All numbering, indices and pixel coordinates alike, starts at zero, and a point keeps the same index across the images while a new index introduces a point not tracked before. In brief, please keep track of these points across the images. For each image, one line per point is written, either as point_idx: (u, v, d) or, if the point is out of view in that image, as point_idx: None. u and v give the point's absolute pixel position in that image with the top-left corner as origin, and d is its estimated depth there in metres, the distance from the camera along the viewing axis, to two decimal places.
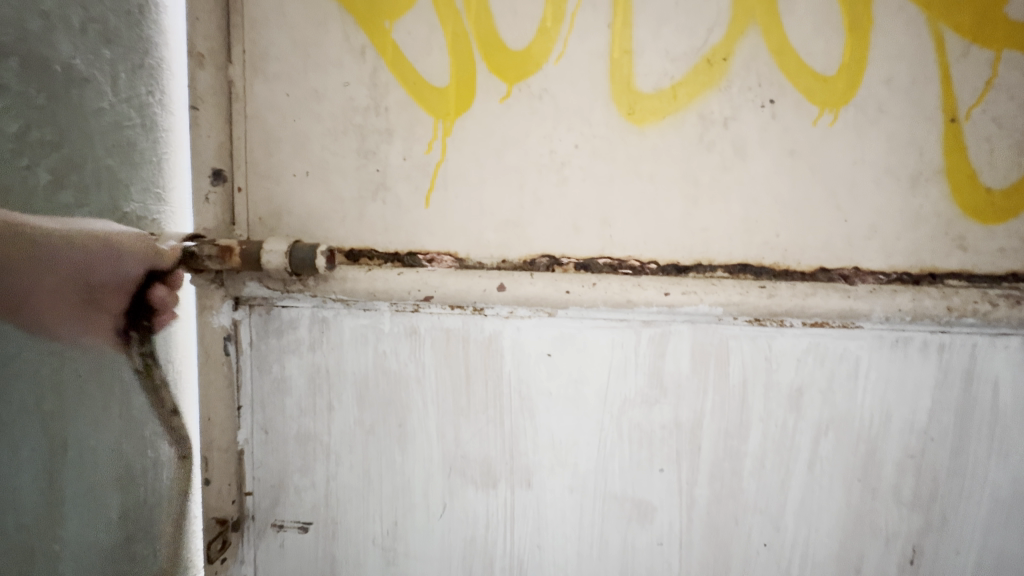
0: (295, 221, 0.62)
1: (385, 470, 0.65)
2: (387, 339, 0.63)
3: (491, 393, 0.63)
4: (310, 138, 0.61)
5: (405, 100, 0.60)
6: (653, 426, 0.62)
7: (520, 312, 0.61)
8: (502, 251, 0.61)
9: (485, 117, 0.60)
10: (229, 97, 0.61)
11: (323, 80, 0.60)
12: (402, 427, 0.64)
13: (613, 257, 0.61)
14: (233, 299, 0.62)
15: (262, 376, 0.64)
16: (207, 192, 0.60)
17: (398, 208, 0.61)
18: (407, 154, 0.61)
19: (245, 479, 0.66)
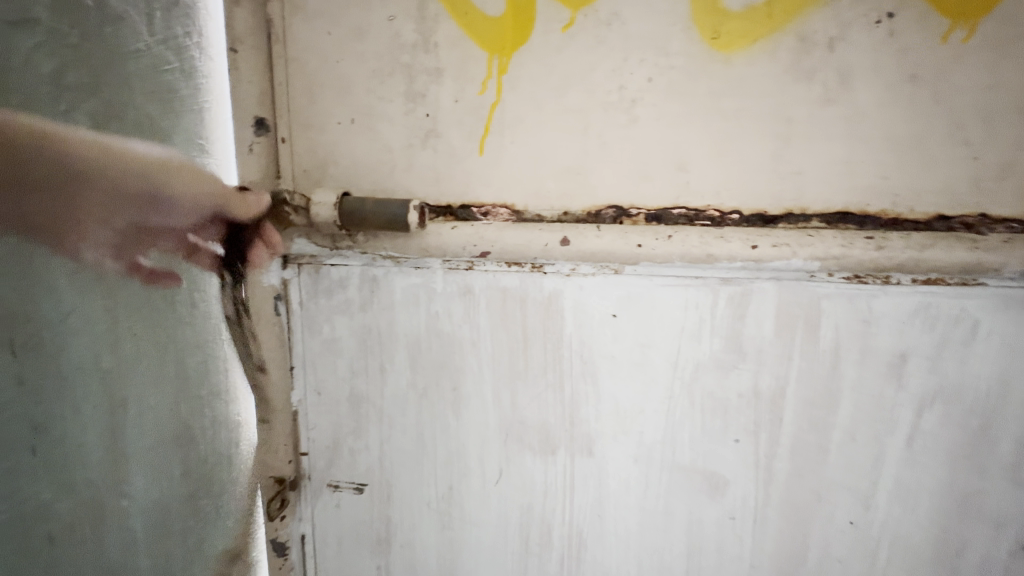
0: (340, 173, 0.58)
1: (439, 435, 0.63)
2: (439, 299, 0.59)
3: (550, 356, 0.59)
4: (354, 81, 0.56)
5: (455, 34, 0.54)
6: (729, 394, 0.56)
7: (583, 270, 0.56)
8: (563, 202, 0.56)
9: (545, 50, 0.53)
10: (268, 38, 0.56)
11: (366, 15, 0.55)
12: (456, 391, 0.61)
13: (689, 207, 0.54)
14: (281, 257, 0.59)
15: (312, 337, 0.62)
16: (251, 142, 0.57)
17: (450, 157, 0.56)
18: (458, 95, 0.55)
19: (300, 440, 0.65)
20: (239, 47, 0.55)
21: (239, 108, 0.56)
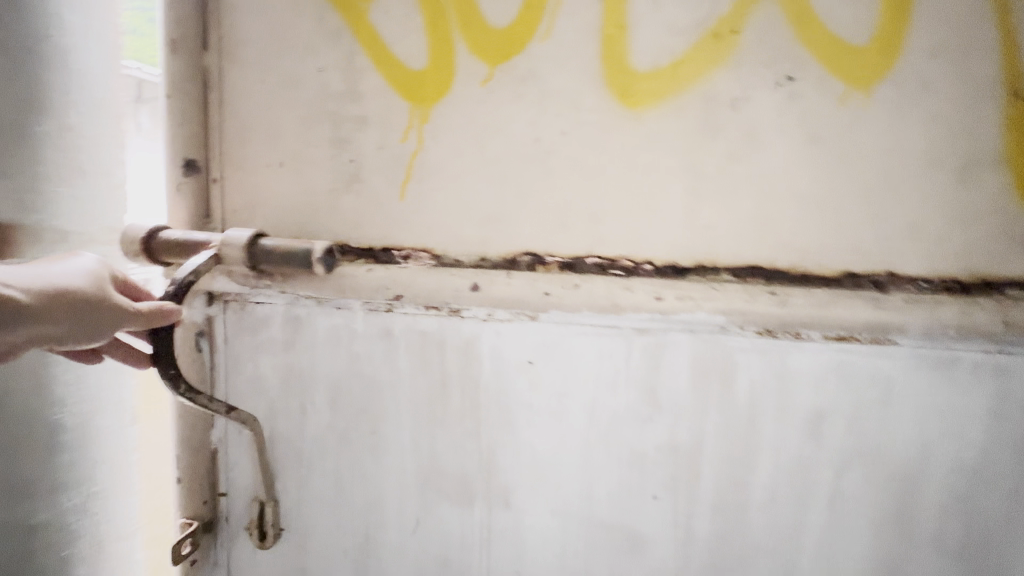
0: (267, 214, 0.59)
1: (357, 479, 0.61)
2: (360, 340, 0.59)
3: (467, 402, 0.58)
4: (283, 127, 0.58)
5: (380, 85, 0.56)
6: (646, 447, 0.55)
7: (499, 315, 0.56)
8: (481, 248, 0.56)
9: (464, 102, 0.55)
10: (204, 85, 0.59)
11: (299, 66, 0.57)
12: (375, 435, 0.60)
13: (602, 256, 0.54)
14: (206, 294, 0.61)
15: (234, 374, 0.62)
16: (178, 182, 0.58)
17: (372, 202, 0.58)
18: (382, 142, 0.57)
19: (218, 478, 0.64)
20: (171, 93, 0.57)
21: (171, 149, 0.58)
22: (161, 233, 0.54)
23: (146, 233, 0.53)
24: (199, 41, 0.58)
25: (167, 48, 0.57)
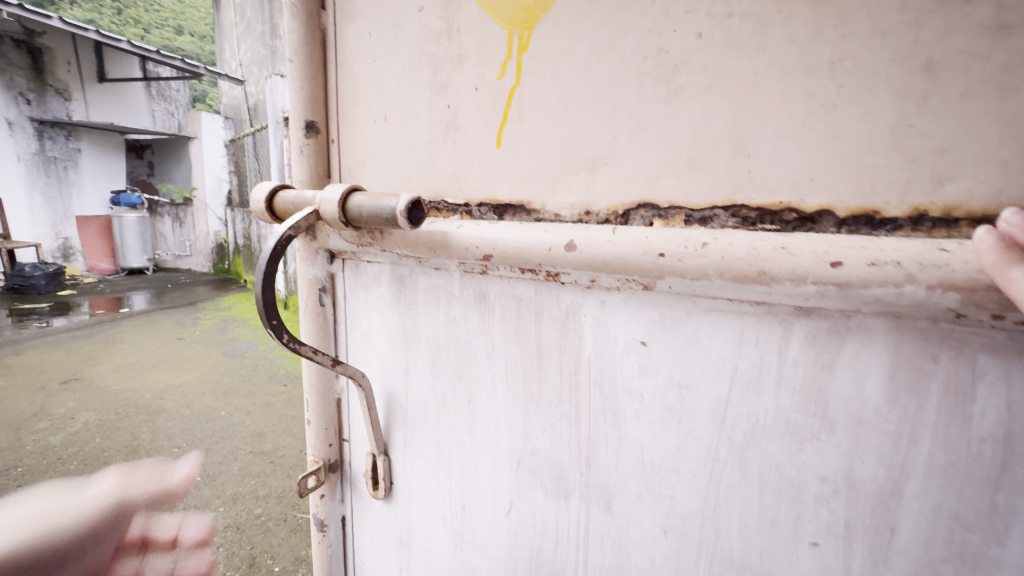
0: (375, 170, 0.58)
1: (454, 448, 0.58)
2: (457, 303, 0.55)
3: (564, 382, 0.49)
4: (388, 80, 0.55)
5: (478, 16, 0.48)
6: (805, 477, 0.39)
7: (604, 282, 0.45)
8: (585, 199, 0.45)
9: (567, 19, 0.43)
10: (323, 44, 0.59)
11: (401, 9, 0.53)
12: (470, 404, 0.56)
13: (748, 204, 0.38)
14: (328, 253, 0.64)
15: (353, 329, 0.65)
16: (302, 144, 0.61)
17: (469, 150, 0.50)
18: (478, 82, 0.48)
19: (344, 426, 0.69)
20: (293, 57, 0.60)
21: (297, 113, 0.61)
22: (282, 194, 0.58)
23: (269, 193, 0.57)
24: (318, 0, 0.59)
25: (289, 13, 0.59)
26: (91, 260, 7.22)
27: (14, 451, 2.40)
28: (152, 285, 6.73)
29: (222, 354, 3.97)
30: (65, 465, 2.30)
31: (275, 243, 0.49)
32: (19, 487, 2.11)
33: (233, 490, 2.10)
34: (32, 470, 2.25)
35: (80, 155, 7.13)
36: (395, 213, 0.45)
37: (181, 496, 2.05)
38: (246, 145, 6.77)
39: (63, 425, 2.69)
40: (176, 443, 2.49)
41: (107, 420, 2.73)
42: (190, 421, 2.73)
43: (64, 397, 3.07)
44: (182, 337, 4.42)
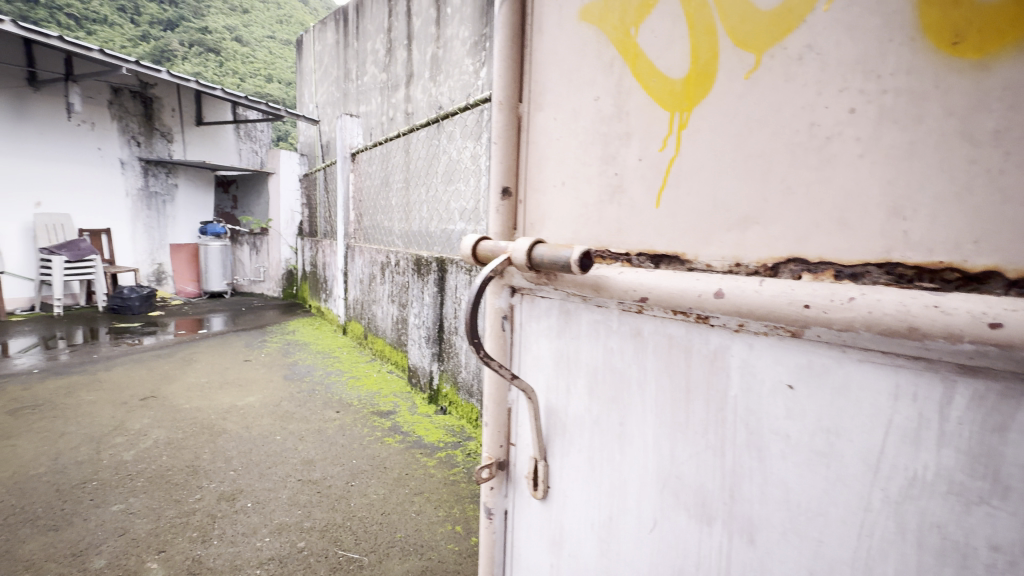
0: (553, 226, 0.70)
1: (605, 464, 0.65)
2: (614, 336, 0.63)
3: (711, 416, 0.55)
4: (567, 154, 0.67)
5: (645, 102, 0.58)
6: (970, 544, 0.41)
7: (752, 326, 0.51)
8: (736, 252, 0.52)
9: (725, 98, 0.51)
10: (518, 128, 0.74)
11: (580, 98, 0.65)
12: (622, 426, 0.63)
13: (906, 262, 0.43)
14: (510, 288, 0.76)
15: (525, 353, 0.75)
16: (498, 203, 0.75)
17: (631, 211, 0.60)
18: (643, 154, 0.58)
19: (511, 431, 0.80)
20: (497, 138, 0.75)
21: (496, 180, 0.75)
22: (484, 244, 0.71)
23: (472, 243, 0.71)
24: (516, 95, 0.74)
25: (495, 108, 0.75)
26: (178, 284, 7.93)
27: (92, 465, 2.65)
28: (228, 308, 7.32)
29: (283, 377, 4.25)
30: (133, 481, 2.51)
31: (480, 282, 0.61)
32: (91, 501, 2.32)
33: (280, 519, 2.23)
34: (105, 484, 2.48)
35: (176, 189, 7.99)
36: (569, 261, 0.55)
37: (232, 522, 2.20)
38: (318, 179, 7.35)
39: (136, 441, 2.96)
40: (232, 467, 2.68)
41: (173, 438, 3.00)
42: (246, 445, 2.94)
43: (141, 413, 3.38)
44: (250, 359, 4.78)
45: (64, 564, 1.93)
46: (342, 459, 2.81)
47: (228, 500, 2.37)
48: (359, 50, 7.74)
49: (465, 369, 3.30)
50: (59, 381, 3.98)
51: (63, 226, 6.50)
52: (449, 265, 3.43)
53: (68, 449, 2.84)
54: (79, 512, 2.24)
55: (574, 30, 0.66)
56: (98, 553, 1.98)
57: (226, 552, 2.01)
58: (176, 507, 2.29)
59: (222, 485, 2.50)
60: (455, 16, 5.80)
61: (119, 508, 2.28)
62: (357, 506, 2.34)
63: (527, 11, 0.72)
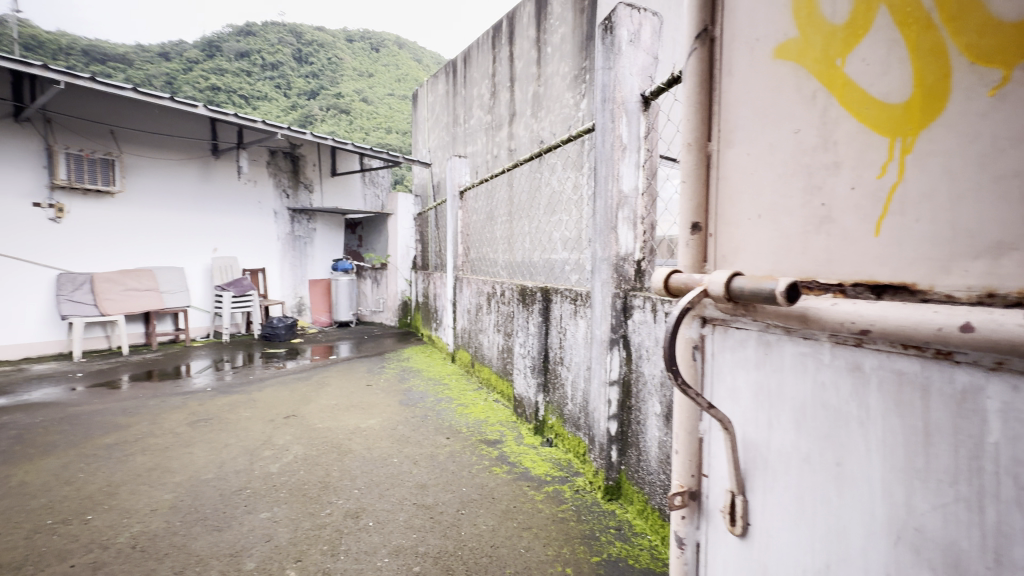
0: (747, 257, 0.77)
1: (821, 505, 0.67)
2: (827, 370, 0.65)
3: (961, 463, 0.52)
4: (765, 187, 0.74)
5: (857, 129, 0.62)
6: None
7: (1012, 364, 0.48)
8: (989, 282, 0.50)
9: (958, 119, 0.53)
10: (707, 165, 0.84)
11: (780, 132, 0.72)
12: (839, 466, 0.64)
13: None
14: (701, 319, 0.84)
15: (719, 382, 0.82)
16: (687, 238, 0.87)
17: (847, 238, 0.63)
18: (857, 182, 0.62)
19: (703, 463, 0.87)
20: (686, 177, 0.87)
21: (686, 217, 0.87)
22: (675, 277, 0.85)
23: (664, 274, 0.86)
24: (705, 134, 0.85)
25: (685, 148, 0.88)
26: (315, 313, 9.16)
27: (247, 474, 3.07)
28: (353, 336, 8.15)
29: (399, 402, 4.58)
30: (277, 492, 2.85)
31: (678, 313, 0.75)
32: (245, 507, 2.68)
33: (397, 541, 2.36)
34: (256, 492, 2.85)
35: (315, 232, 9.22)
36: (774, 292, 0.64)
37: (356, 539, 2.38)
38: (430, 216, 7.98)
39: (281, 455, 3.37)
40: (357, 485, 2.93)
41: (310, 454, 3.38)
42: (369, 465, 3.20)
43: (285, 430, 3.86)
44: (371, 384, 5.24)
45: (223, 562, 2.21)
46: (453, 486, 2.92)
47: (353, 518, 2.56)
48: (466, 96, 8.40)
49: (571, 401, 3.26)
50: (227, 398, 4.73)
51: (231, 267, 7.81)
52: (554, 294, 3.47)
53: (230, 458, 3.32)
54: (237, 516, 2.58)
55: (769, 67, 0.74)
56: (250, 556, 2.25)
57: (353, 567, 2.18)
58: (310, 520, 2.55)
59: (348, 502, 2.74)
60: (555, 54, 6.06)
61: (266, 515, 2.59)
62: (467, 535, 2.41)
63: (715, 58, 0.84)
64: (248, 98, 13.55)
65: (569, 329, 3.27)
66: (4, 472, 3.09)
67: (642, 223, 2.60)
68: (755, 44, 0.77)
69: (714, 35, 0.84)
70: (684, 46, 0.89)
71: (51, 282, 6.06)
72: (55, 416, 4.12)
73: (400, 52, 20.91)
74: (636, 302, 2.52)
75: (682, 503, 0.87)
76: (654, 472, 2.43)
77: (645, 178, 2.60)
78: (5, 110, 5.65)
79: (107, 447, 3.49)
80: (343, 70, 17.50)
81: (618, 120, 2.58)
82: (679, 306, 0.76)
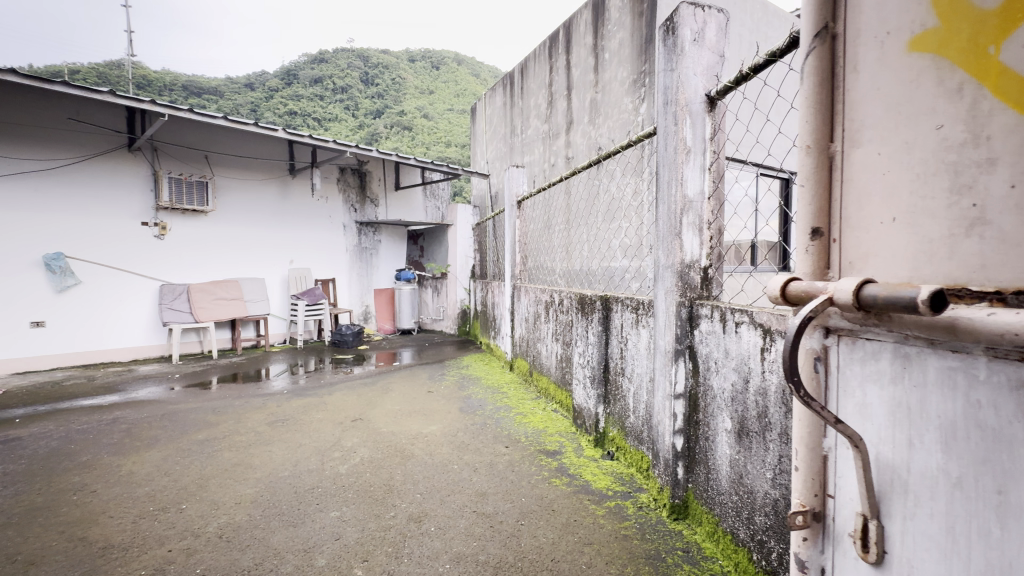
0: (879, 261, 0.85)
1: (976, 538, 0.73)
2: (979, 388, 0.72)
3: None
4: (901, 187, 0.82)
5: (1012, 122, 0.68)
6: None
7: None
8: None
9: None
10: (831, 166, 0.93)
11: (920, 128, 0.79)
12: (1000, 495, 0.70)
13: None
14: (825, 330, 0.93)
15: (848, 397, 0.91)
16: (807, 245, 0.96)
17: (1004, 238, 0.68)
18: (1015, 180, 0.68)
19: (828, 483, 0.97)
20: (804, 182, 0.97)
21: (807, 223, 0.96)
22: (793, 285, 0.95)
23: (781, 282, 0.95)
24: (828, 135, 0.94)
25: (804, 151, 0.97)
26: (379, 321, 9.56)
27: (319, 474, 3.23)
28: (415, 343, 8.43)
29: (459, 410, 4.64)
30: (346, 492, 2.97)
31: (801, 321, 0.82)
32: (317, 504, 2.82)
33: (458, 548, 2.37)
34: (326, 491, 2.99)
35: (380, 244, 9.66)
36: (915, 299, 0.69)
37: (418, 543, 2.42)
38: (488, 226, 8.10)
39: (349, 456, 3.52)
40: (419, 490, 2.98)
41: (377, 457, 3.50)
42: (430, 471, 3.25)
43: (352, 433, 4.02)
44: (432, 391, 5.35)
45: (296, 558, 2.31)
46: (513, 495, 2.90)
47: (412, 523, 2.59)
48: (523, 107, 8.48)
49: (633, 414, 3.14)
50: (301, 400, 5.04)
51: (304, 277, 8.34)
52: (614, 303, 3.37)
53: (304, 458, 3.51)
54: (310, 513, 2.71)
55: (904, 60, 0.82)
56: (321, 552, 2.35)
57: (416, 571, 2.21)
58: (376, 521, 2.63)
59: (414, 505, 2.81)
60: (612, 59, 5.98)
61: (336, 514, 2.70)
62: (527, 547, 2.37)
63: (836, 55, 0.92)
64: (320, 120, 14.54)
65: (631, 339, 3.16)
66: (118, 461, 3.47)
67: (708, 228, 2.46)
68: (885, 38, 0.84)
69: (836, 31, 0.92)
70: (802, 45, 0.98)
71: (154, 292, 6.77)
72: (157, 413, 4.57)
73: (457, 69, 21.54)
74: (702, 310, 2.40)
75: (805, 523, 0.98)
76: (725, 493, 2.28)
77: (711, 181, 2.46)
78: (120, 141, 6.43)
79: (200, 442, 3.82)
80: (405, 88, 18.30)
81: (682, 121, 2.46)
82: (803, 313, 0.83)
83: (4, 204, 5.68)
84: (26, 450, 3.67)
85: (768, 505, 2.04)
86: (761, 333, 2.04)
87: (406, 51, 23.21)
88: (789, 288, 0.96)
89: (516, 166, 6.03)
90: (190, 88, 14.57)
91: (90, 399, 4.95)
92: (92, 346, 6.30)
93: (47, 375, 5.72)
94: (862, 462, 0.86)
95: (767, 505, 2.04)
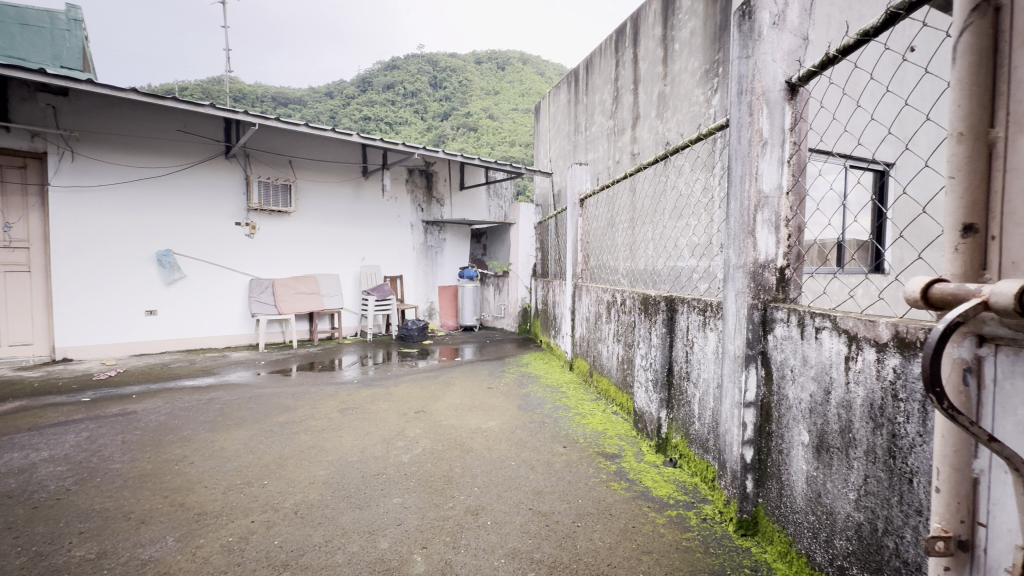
0: None
1: None
2: None
3: None
4: None
5: None
6: None
7: None
8: None
9: None
10: (991, 156, 0.94)
11: None
12: None
13: None
14: (979, 340, 0.99)
15: (1008, 413, 0.98)
16: (957, 244, 0.97)
17: None
18: None
19: (980, 511, 1.00)
20: (955, 173, 0.97)
21: (958, 221, 0.96)
22: (937, 286, 0.91)
23: (923, 282, 0.92)
24: (989, 122, 0.94)
25: (955, 139, 0.98)
26: (442, 317, 9.86)
27: (384, 460, 3.39)
28: (477, 339, 8.60)
29: (518, 407, 4.66)
30: (408, 480, 3.09)
31: (949, 324, 0.80)
32: (381, 490, 2.96)
33: (513, 544, 2.38)
34: (390, 477, 3.13)
35: (445, 242, 9.94)
36: None
37: (475, 535, 2.46)
38: (550, 224, 8.05)
39: (411, 446, 3.66)
40: (477, 483, 3.04)
41: (438, 448, 3.62)
42: (489, 465, 3.30)
43: (415, 424, 4.17)
44: (491, 387, 5.43)
45: (361, 539, 2.43)
46: (570, 496, 2.86)
47: (467, 516, 2.64)
48: (588, 103, 8.35)
49: (698, 421, 2.99)
50: (370, 390, 5.31)
51: (374, 274, 8.79)
52: (680, 305, 3.23)
53: (370, 445, 3.70)
54: (375, 498, 2.85)
55: None
56: (384, 536, 2.46)
57: (471, 562, 2.25)
58: (436, 510, 2.71)
59: (472, 497, 2.87)
60: (683, 50, 5.72)
61: (398, 501, 2.82)
62: (583, 549, 2.33)
63: (998, 27, 0.93)
64: (391, 124, 15.23)
65: (697, 342, 3.00)
66: (213, 437, 3.85)
67: (786, 225, 2.29)
68: None
69: (998, 5, 0.93)
70: (954, 22, 0.99)
71: (244, 285, 7.43)
72: (246, 395, 5.02)
73: (522, 68, 21.63)
74: (778, 314, 2.23)
75: (947, 549, 0.98)
76: (800, 511, 2.11)
77: (790, 175, 2.29)
78: (218, 149, 7.13)
79: (280, 425, 4.15)
80: (472, 90, 18.66)
81: (758, 112, 2.30)
82: (952, 316, 0.81)
83: (126, 206, 6.48)
84: (140, 422, 4.17)
85: (850, 529, 1.87)
86: (846, 341, 1.87)
87: (472, 54, 23.68)
88: (931, 290, 0.93)
89: (579, 164, 5.95)
90: (278, 100, 15.86)
91: (190, 380, 5.55)
92: (194, 333, 7.03)
93: (157, 357, 6.47)
94: (1022, 489, 0.78)
95: (848, 529, 1.88)
